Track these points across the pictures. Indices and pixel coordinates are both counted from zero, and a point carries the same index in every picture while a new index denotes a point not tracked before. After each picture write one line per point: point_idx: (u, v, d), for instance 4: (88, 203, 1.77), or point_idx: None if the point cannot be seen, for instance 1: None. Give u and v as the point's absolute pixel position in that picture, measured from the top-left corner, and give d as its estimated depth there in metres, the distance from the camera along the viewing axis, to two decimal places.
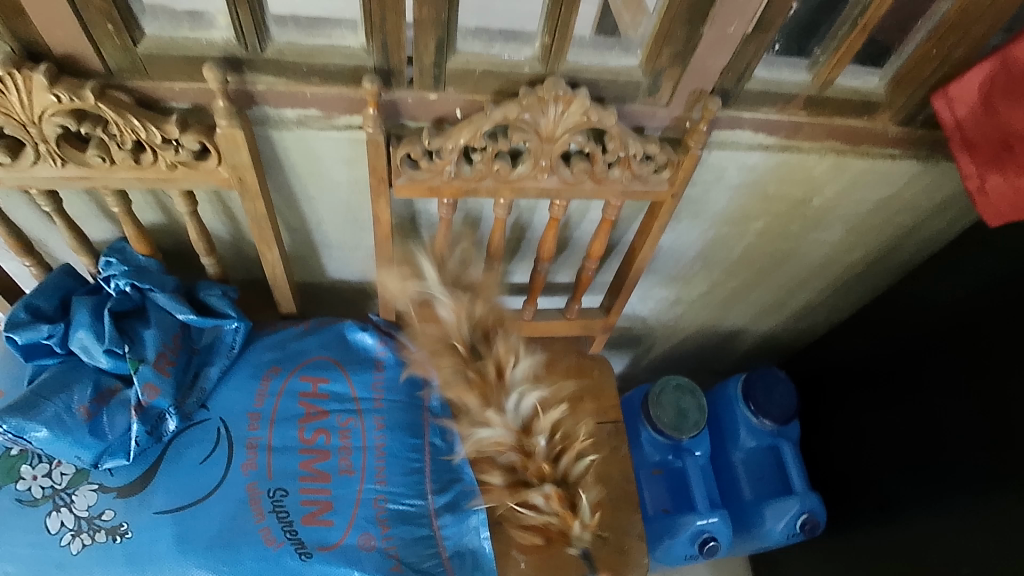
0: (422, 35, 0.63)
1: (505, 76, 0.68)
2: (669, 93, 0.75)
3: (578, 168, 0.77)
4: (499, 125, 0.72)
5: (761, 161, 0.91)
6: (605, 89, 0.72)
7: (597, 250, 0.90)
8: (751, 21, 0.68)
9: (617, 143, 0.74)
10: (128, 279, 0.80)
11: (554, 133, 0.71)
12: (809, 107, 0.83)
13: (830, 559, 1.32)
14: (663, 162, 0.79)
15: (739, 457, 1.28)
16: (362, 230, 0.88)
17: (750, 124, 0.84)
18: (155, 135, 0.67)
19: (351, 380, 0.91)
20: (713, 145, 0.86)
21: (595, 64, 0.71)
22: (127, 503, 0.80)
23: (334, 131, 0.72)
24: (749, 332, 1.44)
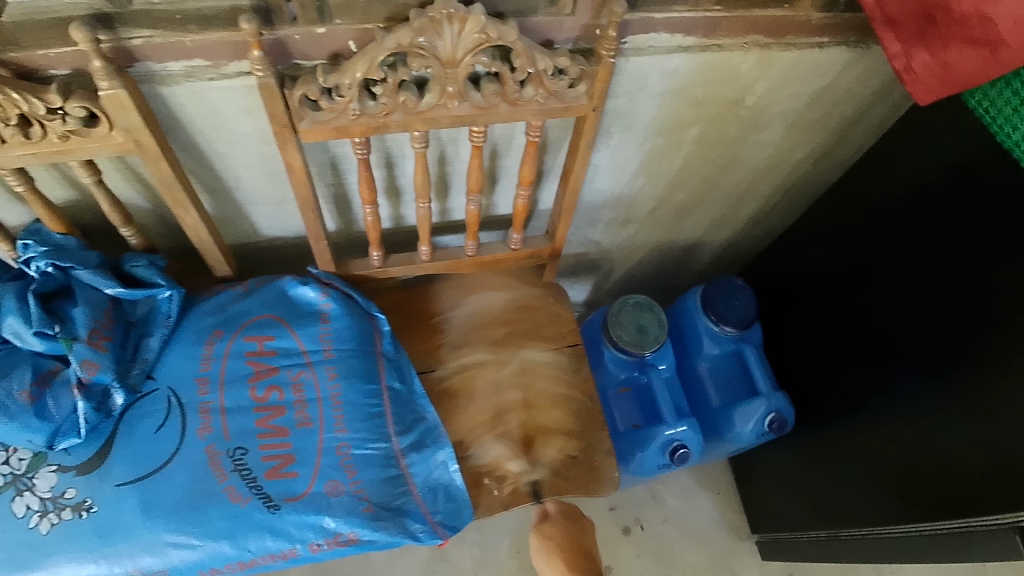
0: None
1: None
2: (572, 0, 0.72)
3: (489, 91, 0.75)
4: (396, 53, 0.69)
5: (682, 65, 0.88)
6: (501, 3, 0.70)
7: (528, 176, 0.89)
8: None
9: (524, 60, 0.72)
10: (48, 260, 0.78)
11: (454, 56, 0.69)
12: (723, 1, 0.81)
13: (803, 453, 1.36)
14: (577, 74, 0.77)
15: (704, 365, 1.31)
16: (283, 184, 0.86)
17: (663, 25, 0.81)
18: (38, 107, 0.64)
19: (297, 335, 0.90)
20: (630, 52, 0.84)
21: None
22: (88, 480, 0.81)
23: (226, 81, 0.69)
24: (706, 244, 1.45)
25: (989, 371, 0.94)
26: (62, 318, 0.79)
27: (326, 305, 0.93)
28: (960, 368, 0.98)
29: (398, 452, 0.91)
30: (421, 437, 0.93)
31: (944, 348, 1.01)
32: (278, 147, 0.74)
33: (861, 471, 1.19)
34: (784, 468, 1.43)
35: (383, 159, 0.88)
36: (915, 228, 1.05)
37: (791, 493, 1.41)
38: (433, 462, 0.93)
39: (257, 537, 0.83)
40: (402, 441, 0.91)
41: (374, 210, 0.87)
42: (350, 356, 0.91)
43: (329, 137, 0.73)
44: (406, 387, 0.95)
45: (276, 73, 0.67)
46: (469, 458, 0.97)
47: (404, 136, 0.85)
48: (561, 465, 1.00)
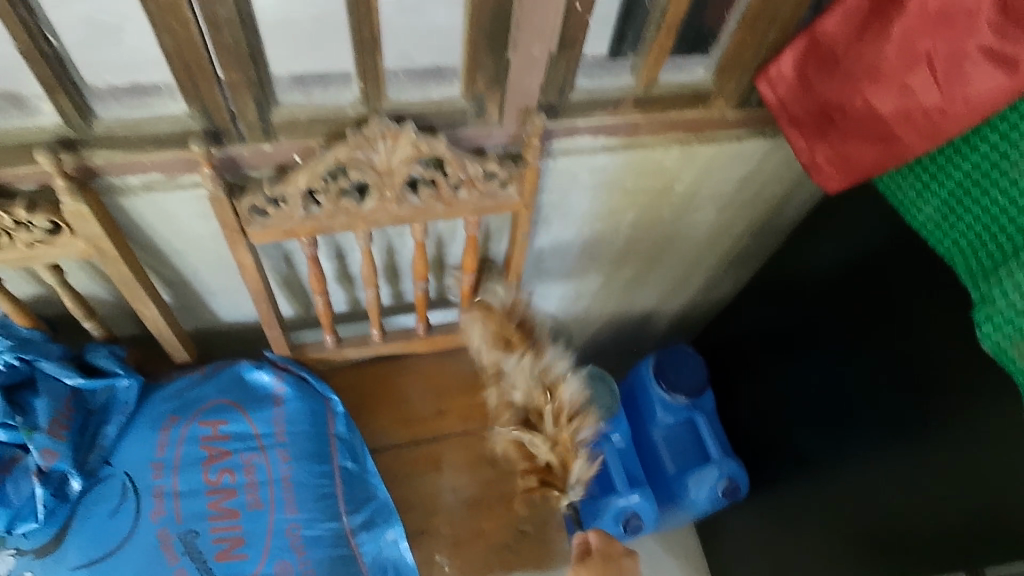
0: (239, 96, 0.68)
1: (332, 120, 0.74)
2: (498, 113, 0.81)
3: (424, 193, 0.82)
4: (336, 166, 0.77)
5: (608, 161, 0.97)
6: (431, 118, 0.78)
7: (470, 264, 0.97)
8: (552, 40, 0.73)
9: (454, 167, 0.80)
10: (11, 352, 0.81)
11: (390, 166, 0.77)
12: (640, 106, 0.89)
13: (758, 519, 1.40)
14: (507, 177, 0.85)
15: (659, 433, 1.33)
16: (238, 277, 0.92)
17: (586, 129, 0.90)
18: (7, 220, 0.71)
19: (250, 419, 0.95)
20: (558, 153, 0.92)
21: (417, 99, 0.77)
22: (44, 563, 0.82)
23: (180, 190, 0.76)
24: (661, 312, 1.51)
25: (910, 440, 0.99)
26: (23, 407, 0.82)
27: (281, 389, 0.98)
28: (886, 436, 1.04)
29: (349, 531, 0.94)
30: (372, 515, 0.96)
31: (876, 417, 1.06)
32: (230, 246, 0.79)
33: (813, 538, 1.23)
34: (743, 533, 1.46)
35: (334, 251, 0.95)
36: (838, 302, 1.13)
37: (751, 559, 1.44)
38: (384, 540, 0.95)
39: None
40: (353, 520, 0.95)
41: (325, 298, 0.93)
42: (302, 438, 0.96)
43: (277, 238, 0.80)
44: (358, 467, 0.98)
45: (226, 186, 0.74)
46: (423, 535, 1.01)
47: (352, 232, 0.93)
48: (513, 540, 1.03)
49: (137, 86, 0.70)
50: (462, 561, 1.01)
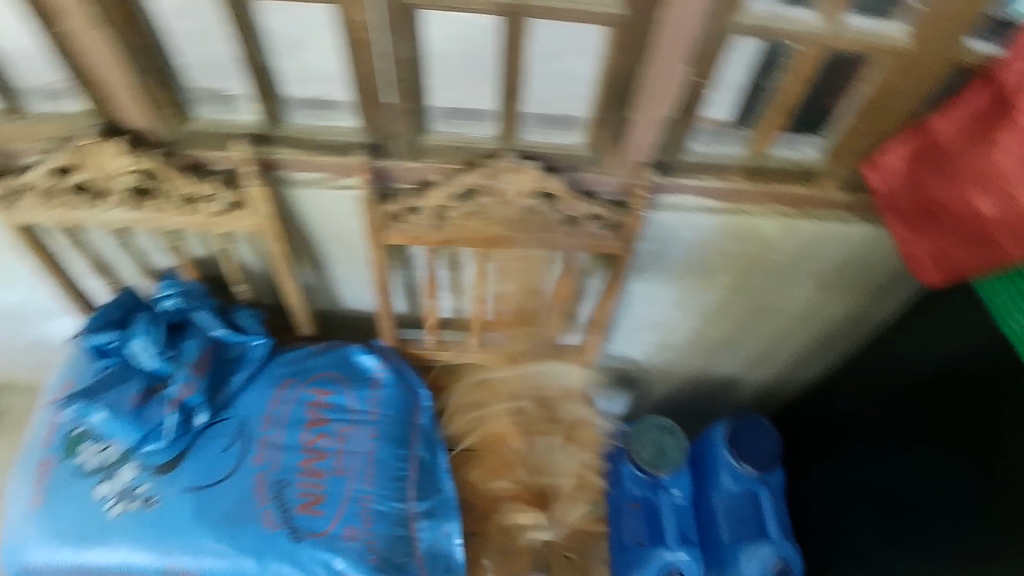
0: (400, 118, 0.82)
1: (469, 149, 0.87)
2: (613, 164, 0.90)
3: (535, 222, 0.93)
4: (468, 189, 0.90)
5: (708, 221, 1.02)
6: (557, 160, 0.89)
7: (564, 293, 1.06)
8: (671, 105, 0.82)
9: (566, 203, 0.91)
10: (178, 301, 0.99)
11: (511, 195, 0.89)
12: (750, 176, 0.95)
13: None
14: (611, 221, 0.94)
15: (719, 499, 1.32)
16: (365, 269, 1.06)
17: (693, 190, 0.96)
18: (201, 190, 0.87)
19: (351, 395, 1.08)
20: (663, 208, 1.00)
21: (545, 141, 0.89)
22: (160, 480, 0.96)
23: (338, 189, 0.92)
24: (746, 381, 1.51)
25: (977, 558, 0.95)
26: (176, 346, 0.99)
27: (380, 375, 1.11)
28: (950, 549, 1.00)
29: (412, 516, 1.04)
30: (433, 506, 1.06)
31: (940, 526, 1.02)
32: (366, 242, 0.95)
33: None
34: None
35: (449, 262, 1.07)
36: (920, 400, 1.11)
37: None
38: (440, 531, 1.05)
39: (277, 560, 0.96)
40: (418, 506, 1.05)
41: (434, 301, 1.05)
42: (389, 422, 1.08)
43: (407, 241, 0.95)
44: (430, 457, 1.10)
45: (377, 191, 0.90)
46: (474, 541, 1.11)
47: (469, 249, 1.05)
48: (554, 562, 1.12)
49: (318, 100, 0.84)
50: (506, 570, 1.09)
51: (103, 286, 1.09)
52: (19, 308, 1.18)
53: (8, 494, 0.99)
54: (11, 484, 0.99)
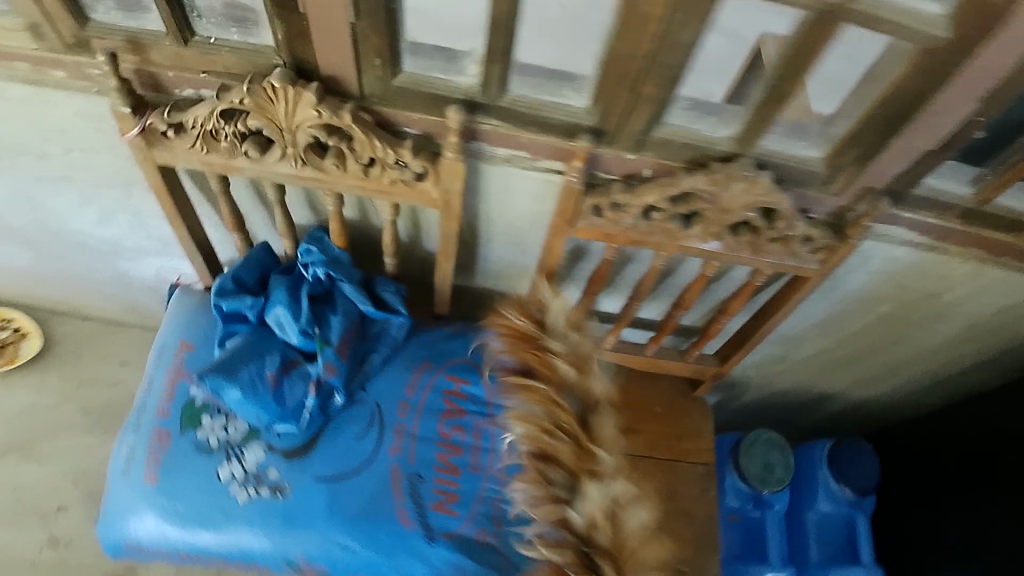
0: (641, 108, 0.72)
1: (701, 149, 0.78)
2: (842, 186, 0.83)
3: (742, 236, 0.86)
4: (683, 193, 0.81)
5: (907, 254, 0.96)
6: (787, 174, 0.82)
7: (733, 308, 1.00)
8: (939, 140, 0.74)
9: (785, 222, 0.83)
10: (325, 270, 0.89)
11: (731, 207, 0.81)
12: (963, 217, 0.88)
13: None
14: (822, 245, 0.88)
15: (813, 517, 1.29)
16: (528, 252, 0.98)
17: (905, 220, 0.89)
18: (391, 156, 0.76)
19: (487, 385, 1.00)
20: (871, 237, 0.92)
21: (783, 152, 0.80)
22: (289, 465, 0.90)
23: (534, 171, 0.82)
24: (841, 399, 1.46)
25: None
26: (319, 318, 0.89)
27: None
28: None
29: None
30: None
31: None
32: (551, 234, 0.87)
33: None
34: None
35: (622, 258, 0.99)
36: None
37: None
38: None
39: (409, 561, 0.90)
40: None
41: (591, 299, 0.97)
42: None
43: (593, 237, 0.86)
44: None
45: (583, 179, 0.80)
46: None
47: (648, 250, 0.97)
48: None
49: (556, 71, 0.72)
50: None
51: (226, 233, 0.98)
52: (113, 243, 1.05)
53: (113, 459, 0.91)
54: (118, 450, 0.91)
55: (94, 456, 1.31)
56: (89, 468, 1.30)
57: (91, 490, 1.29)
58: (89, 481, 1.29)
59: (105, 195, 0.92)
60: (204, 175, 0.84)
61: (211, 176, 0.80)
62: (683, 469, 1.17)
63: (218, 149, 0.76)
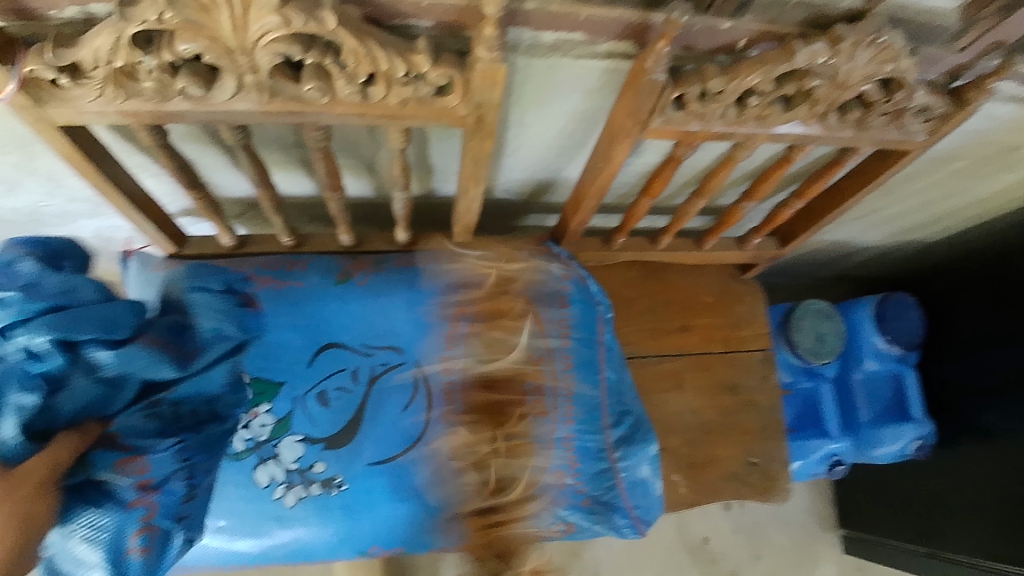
0: None
1: (817, 7, 0.60)
2: (972, 40, 0.64)
3: (852, 114, 0.70)
4: (788, 73, 0.63)
5: (1010, 111, 0.82)
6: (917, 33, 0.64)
7: (811, 191, 0.86)
8: None
9: (904, 93, 0.66)
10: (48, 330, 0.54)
11: (848, 80, 0.63)
12: None
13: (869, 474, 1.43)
14: (935, 114, 0.71)
15: (859, 377, 1.24)
16: (575, 154, 0.78)
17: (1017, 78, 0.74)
18: (400, 69, 0.52)
19: (537, 319, 0.85)
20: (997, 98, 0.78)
21: (911, 8, 0.62)
22: (337, 456, 0.76)
23: (591, 59, 0.60)
24: (877, 253, 1.37)
25: None
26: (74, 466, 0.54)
27: (564, 289, 0.88)
28: None
29: (610, 446, 0.86)
30: (631, 431, 0.88)
31: None
32: (611, 139, 0.66)
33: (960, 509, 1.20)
34: (857, 474, 1.47)
35: (701, 161, 0.82)
36: None
37: (871, 495, 1.43)
38: (646, 455, 0.88)
39: None
40: (615, 433, 0.87)
41: (647, 201, 0.81)
42: (586, 347, 0.86)
43: (670, 136, 0.68)
44: (618, 378, 0.89)
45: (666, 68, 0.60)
46: (664, 451, 1.02)
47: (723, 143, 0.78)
48: (743, 471, 1.04)
49: None
50: (696, 483, 1.02)
51: (176, 186, 0.76)
52: (29, 212, 0.84)
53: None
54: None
55: None
56: None
57: None
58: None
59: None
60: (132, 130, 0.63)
61: (142, 130, 0.57)
62: (742, 360, 1.07)
63: (142, 93, 0.52)
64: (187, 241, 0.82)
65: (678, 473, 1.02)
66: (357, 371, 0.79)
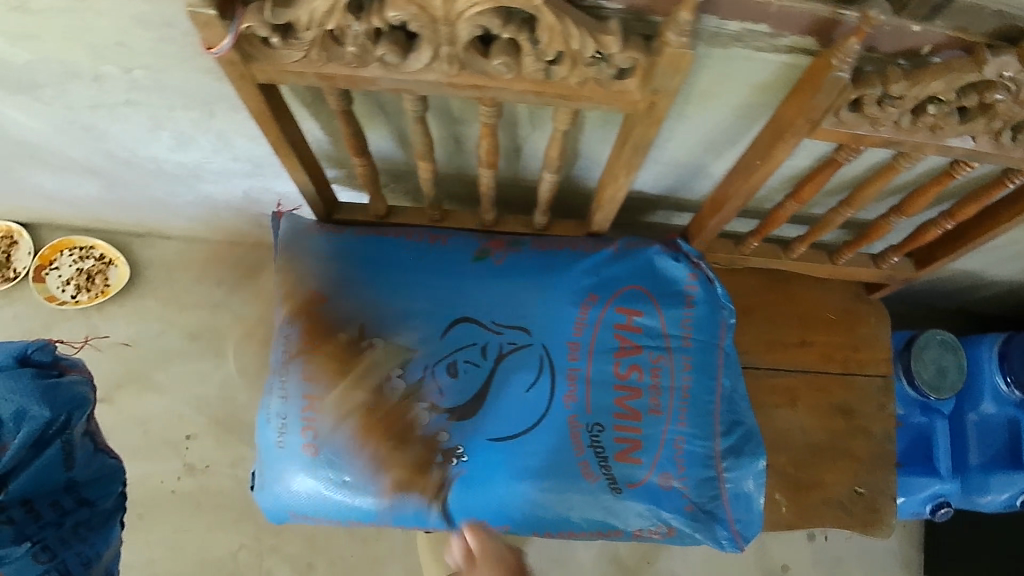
0: None
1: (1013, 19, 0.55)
2: None
3: None
4: (971, 84, 0.59)
5: None
6: None
7: (967, 212, 0.81)
8: None
9: None
10: None
11: None
12: None
13: (965, 522, 1.33)
14: None
15: (973, 418, 1.17)
16: (724, 151, 0.76)
17: None
18: (588, 49, 0.53)
19: (662, 315, 0.84)
20: None
21: None
22: (460, 427, 0.78)
23: (771, 52, 0.59)
24: (1013, 289, 1.28)
25: None
26: (67, 541, 0.75)
27: (691, 289, 0.85)
28: None
29: (718, 455, 0.83)
30: (740, 442, 0.85)
31: None
32: (775, 137, 0.65)
33: None
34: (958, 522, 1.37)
35: (855, 168, 0.79)
36: None
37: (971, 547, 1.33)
38: (752, 469, 0.85)
39: (594, 514, 0.81)
40: (723, 442, 0.84)
41: (795, 205, 0.79)
42: (707, 350, 0.84)
43: (833, 139, 0.66)
44: (733, 386, 0.86)
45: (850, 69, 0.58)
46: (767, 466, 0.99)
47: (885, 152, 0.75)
48: (847, 499, 1.00)
49: None
50: (798, 504, 0.99)
51: (335, 151, 0.79)
52: (194, 166, 0.91)
53: (258, 427, 0.80)
54: (261, 418, 0.80)
55: (211, 383, 1.26)
56: (210, 395, 1.26)
57: (218, 416, 1.25)
58: (214, 407, 1.25)
59: (183, 117, 0.77)
60: (313, 92, 0.67)
61: (330, 93, 0.61)
62: (859, 383, 1.03)
63: (342, 57, 0.55)
64: (338, 207, 0.88)
65: (780, 491, 0.99)
66: (486, 347, 0.79)
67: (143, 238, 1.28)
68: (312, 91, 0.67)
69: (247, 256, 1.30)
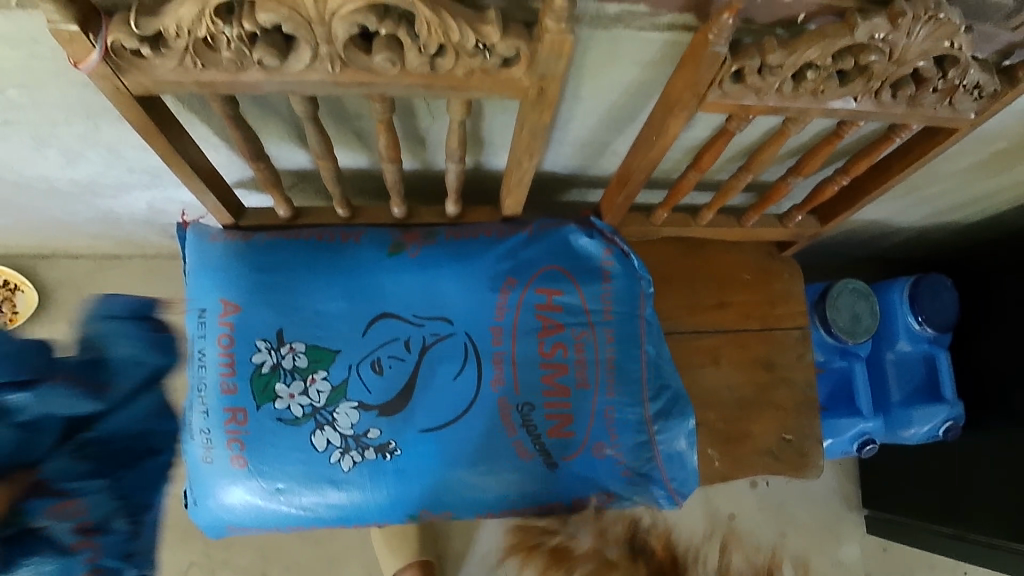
0: None
1: None
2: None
3: (903, 92, 0.69)
4: (844, 49, 0.62)
5: None
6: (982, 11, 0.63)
7: (858, 168, 0.86)
8: None
9: (958, 70, 0.67)
10: None
11: (905, 56, 0.62)
12: None
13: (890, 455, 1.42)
14: (987, 94, 0.71)
15: (891, 356, 1.25)
16: (624, 128, 0.78)
17: None
18: (469, 40, 0.53)
19: (581, 292, 0.86)
20: None
21: None
22: (391, 422, 0.78)
23: (651, 31, 0.61)
24: (914, 234, 1.36)
25: None
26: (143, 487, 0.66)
27: (608, 264, 0.88)
28: None
29: (648, 419, 0.86)
30: (669, 405, 0.88)
31: None
32: (666, 111, 0.67)
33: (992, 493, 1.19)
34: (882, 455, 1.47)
35: (750, 134, 0.82)
36: None
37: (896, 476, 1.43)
38: (681, 430, 0.88)
39: (532, 488, 0.83)
40: (652, 407, 0.86)
41: (696, 174, 0.82)
42: (627, 321, 0.86)
43: (724, 110, 0.68)
44: (657, 351, 0.88)
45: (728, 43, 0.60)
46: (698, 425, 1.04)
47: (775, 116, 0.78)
48: (776, 446, 1.05)
49: None
50: (730, 456, 1.04)
51: (234, 156, 0.77)
52: (87, 183, 0.87)
53: (189, 445, 0.80)
54: (190, 436, 0.80)
55: None
56: None
57: None
58: None
59: (66, 133, 0.74)
60: (198, 98, 0.65)
61: (215, 99, 0.59)
62: (778, 336, 1.08)
63: (219, 62, 0.54)
64: (244, 213, 0.86)
65: (713, 446, 1.03)
66: (409, 341, 0.80)
67: (49, 260, 1.22)
68: (197, 96, 0.64)
69: (165, 268, 1.26)
